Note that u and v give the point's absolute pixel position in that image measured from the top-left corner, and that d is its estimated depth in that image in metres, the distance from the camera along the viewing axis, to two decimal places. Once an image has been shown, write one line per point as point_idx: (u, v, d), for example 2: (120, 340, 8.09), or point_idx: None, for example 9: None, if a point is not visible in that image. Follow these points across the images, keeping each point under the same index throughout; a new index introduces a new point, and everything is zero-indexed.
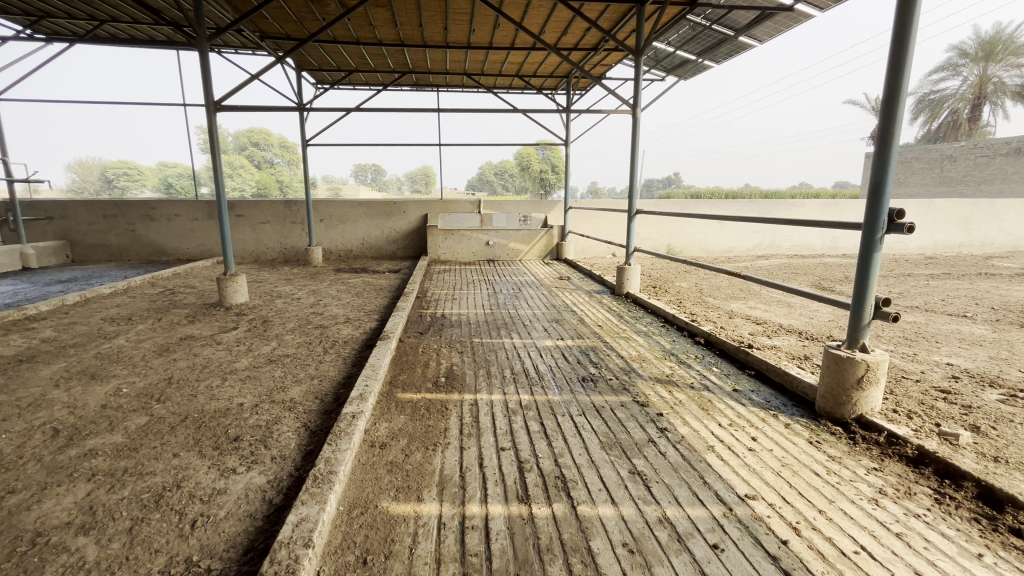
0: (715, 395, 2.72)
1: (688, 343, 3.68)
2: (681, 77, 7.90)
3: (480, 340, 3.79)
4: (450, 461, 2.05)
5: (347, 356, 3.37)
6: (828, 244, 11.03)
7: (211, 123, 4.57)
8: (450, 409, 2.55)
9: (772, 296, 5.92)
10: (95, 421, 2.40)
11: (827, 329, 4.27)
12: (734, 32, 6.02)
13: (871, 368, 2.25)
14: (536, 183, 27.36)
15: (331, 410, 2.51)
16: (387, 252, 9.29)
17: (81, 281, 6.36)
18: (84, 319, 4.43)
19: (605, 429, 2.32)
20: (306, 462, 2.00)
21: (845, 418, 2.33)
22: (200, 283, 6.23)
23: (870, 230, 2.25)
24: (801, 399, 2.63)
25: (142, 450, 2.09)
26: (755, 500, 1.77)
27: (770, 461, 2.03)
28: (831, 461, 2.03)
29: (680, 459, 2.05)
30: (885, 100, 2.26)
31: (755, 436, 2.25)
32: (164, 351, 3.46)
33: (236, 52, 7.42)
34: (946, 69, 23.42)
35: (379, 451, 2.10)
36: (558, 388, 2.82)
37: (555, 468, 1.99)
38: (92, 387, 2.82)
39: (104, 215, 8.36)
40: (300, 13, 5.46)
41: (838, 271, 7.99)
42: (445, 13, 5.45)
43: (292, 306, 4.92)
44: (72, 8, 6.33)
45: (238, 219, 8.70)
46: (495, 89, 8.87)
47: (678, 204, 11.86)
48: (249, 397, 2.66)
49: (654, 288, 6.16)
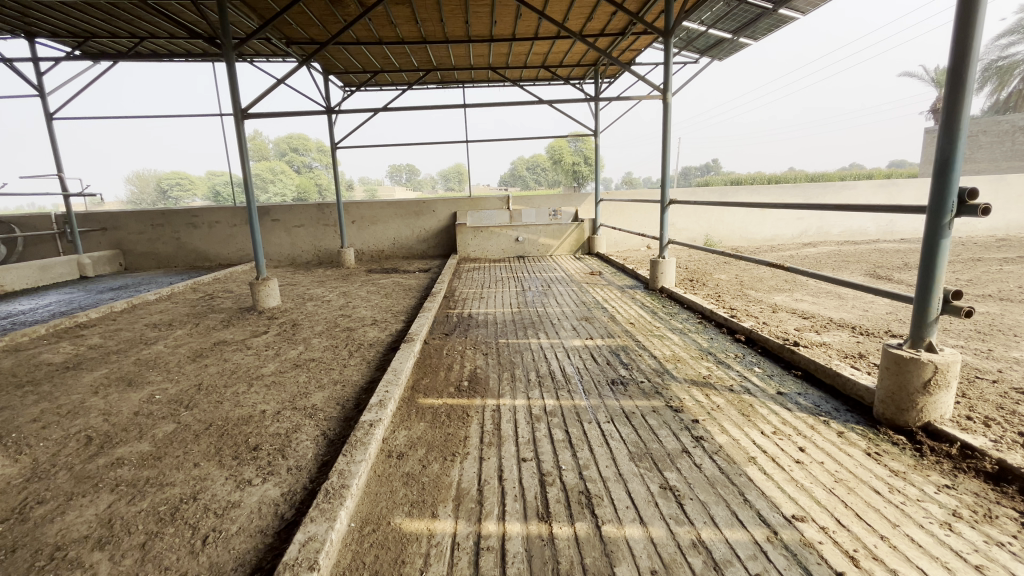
0: (758, 399, 2.50)
1: (727, 340, 3.45)
2: (716, 58, 7.51)
3: (506, 340, 3.68)
4: (468, 473, 1.95)
5: (371, 360, 3.33)
6: (883, 228, 10.27)
7: (240, 132, 4.65)
8: (471, 415, 2.45)
9: (821, 288, 5.51)
10: (125, 428, 2.45)
11: (884, 323, 3.91)
12: (773, 5, 5.61)
13: (939, 371, 1.99)
14: (569, 177, 27.03)
15: (351, 417, 2.47)
16: (418, 251, 9.34)
17: (131, 288, 6.70)
18: (129, 325, 4.62)
19: (635, 438, 2.16)
20: (322, 474, 1.94)
21: (909, 427, 2.08)
22: (238, 288, 6.44)
23: (936, 214, 1.99)
24: (857, 403, 2.38)
25: (165, 460, 2.10)
26: (805, 522, 1.58)
27: (822, 476, 1.82)
28: (894, 477, 1.80)
29: (717, 473, 1.87)
30: (951, 65, 1.97)
31: (804, 446, 2.03)
32: (197, 357, 3.53)
33: (267, 60, 7.60)
34: (1017, 32, 21.46)
35: (395, 462, 2.03)
36: (585, 391, 2.67)
37: (579, 482, 1.86)
38: (127, 394, 2.90)
39: (152, 224, 8.78)
40: (322, 16, 5.48)
41: (896, 258, 7.40)
42: (465, 7, 5.34)
43: (321, 308, 4.97)
44: (114, 27, 6.64)
45: (274, 223, 8.94)
46: (521, 82, 8.73)
47: (717, 192, 11.30)
48: (272, 404, 2.65)
49: (691, 282, 5.87)
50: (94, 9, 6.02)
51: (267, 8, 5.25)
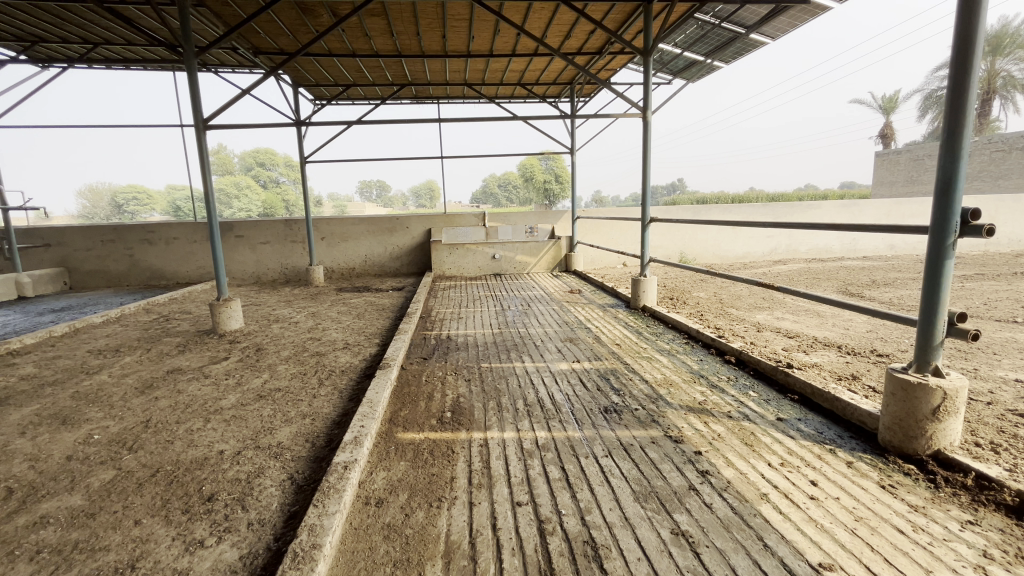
0: (758, 427, 2.38)
1: (717, 362, 3.35)
2: (688, 80, 7.68)
3: (489, 364, 3.49)
4: (457, 523, 1.73)
5: (344, 389, 3.07)
6: (847, 246, 10.65)
7: (201, 143, 4.35)
8: (457, 452, 2.23)
9: (799, 306, 5.56)
10: (55, 477, 2.12)
11: (867, 341, 3.92)
12: (746, 30, 5.77)
13: (949, 397, 1.91)
14: (541, 195, 27.29)
15: (322, 457, 2.21)
16: (391, 269, 9.05)
17: (75, 309, 6.16)
18: (69, 352, 4.18)
19: (637, 475, 1.99)
20: (288, 529, 1.69)
21: (918, 455, 2.00)
22: (196, 308, 6.01)
23: (939, 235, 1.93)
24: (860, 429, 2.30)
25: (100, 517, 1.80)
26: (834, 572, 1.44)
27: (841, 514, 1.69)
28: (914, 513, 1.70)
29: (730, 514, 1.72)
30: (949, 83, 1.94)
31: (816, 480, 1.91)
32: (146, 388, 3.18)
33: (233, 71, 7.32)
34: None
35: (374, 511, 1.80)
36: (578, 421, 2.50)
37: (583, 530, 1.67)
38: (60, 435, 2.54)
39: (102, 240, 8.21)
40: (293, 26, 5.28)
41: (864, 275, 7.62)
42: (442, 20, 5.23)
43: (289, 331, 4.65)
44: (65, 31, 6.24)
45: (238, 239, 8.52)
46: (497, 99, 8.72)
47: (690, 210, 11.46)
48: (231, 442, 2.36)
49: (672, 300, 5.83)
50: (43, 12, 5.63)
51: (233, 15, 5.01)
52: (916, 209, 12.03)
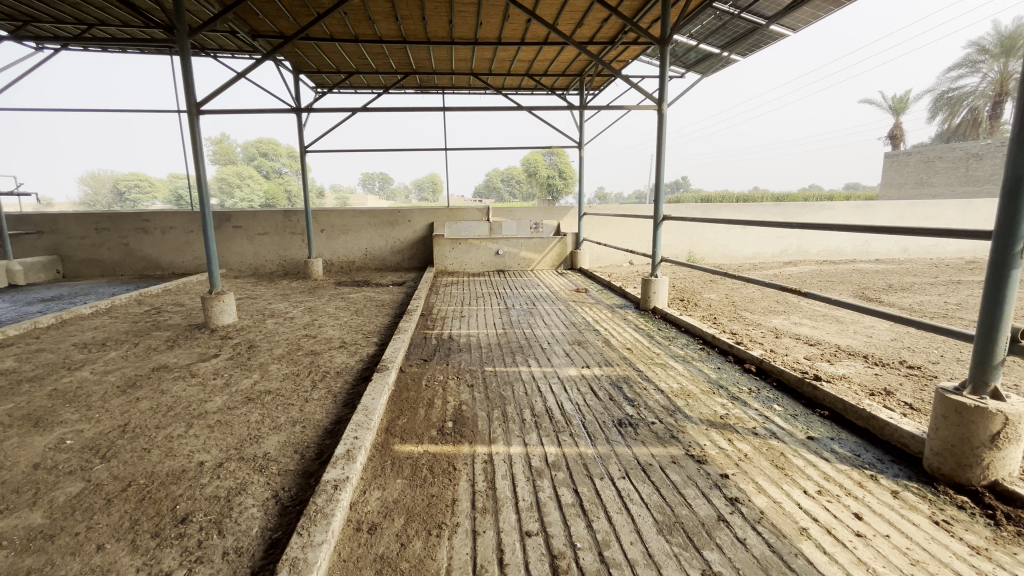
0: (788, 446, 2.18)
1: (736, 371, 3.15)
2: (702, 74, 7.44)
3: (492, 368, 3.29)
4: (460, 556, 1.53)
5: (338, 393, 2.88)
6: (859, 249, 10.42)
7: (194, 128, 4.14)
8: (459, 470, 2.03)
9: (816, 311, 5.35)
10: (17, 489, 1.93)
11: (893, 351, 3.73)
12: (766, 20, 5.52)
13: (1010, 423, 1.71)
14: (544, 190, 26.98)
15: (311, 472, 2.02)
16: (391, 263, 8.85)
17: (64, 300, 5.97)
18: (53, 345, 3.99)
19: (659, 502, 1.79)
20: (268, 561, 1.50)
21: (972, 485, 1.79)
22: (190, 301, 5.81)
23: (1006, 240, 1.71)
24: (901, 452, 2.09)
25: (59, 540, 1.61)
26: None
27: (894, 557, 1.49)
28: (977, 556, 1.49)
29: (767, 552, 1.53)
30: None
31: (860, 512, 1.71)
32: (128, 388, 2.98)
33: (232, 56, 7.10)
34: (965, 66, 23.25)
35: (365, 538, 1.61)
36: (590, 436, 2.30)
37: (601, 568, 1.47)
38: (29, 439, 2.34)
39: (96, 228, 8.01)
40: (292, 7, 5.06)
41: (879, 279, 7.42)
42: (449, 4, 4.98)
43: (283, 327, 4.44)
44: (57, 11, 6.02)
45: (235, 230, 8.31)
46: (503, 90, 8.51)
47: (699, 207, 11.22)
48: (213, 453, 2.17)
49: (683, 302, 5.63)
50: None
51: None
52: (930, 212, 11.79)
